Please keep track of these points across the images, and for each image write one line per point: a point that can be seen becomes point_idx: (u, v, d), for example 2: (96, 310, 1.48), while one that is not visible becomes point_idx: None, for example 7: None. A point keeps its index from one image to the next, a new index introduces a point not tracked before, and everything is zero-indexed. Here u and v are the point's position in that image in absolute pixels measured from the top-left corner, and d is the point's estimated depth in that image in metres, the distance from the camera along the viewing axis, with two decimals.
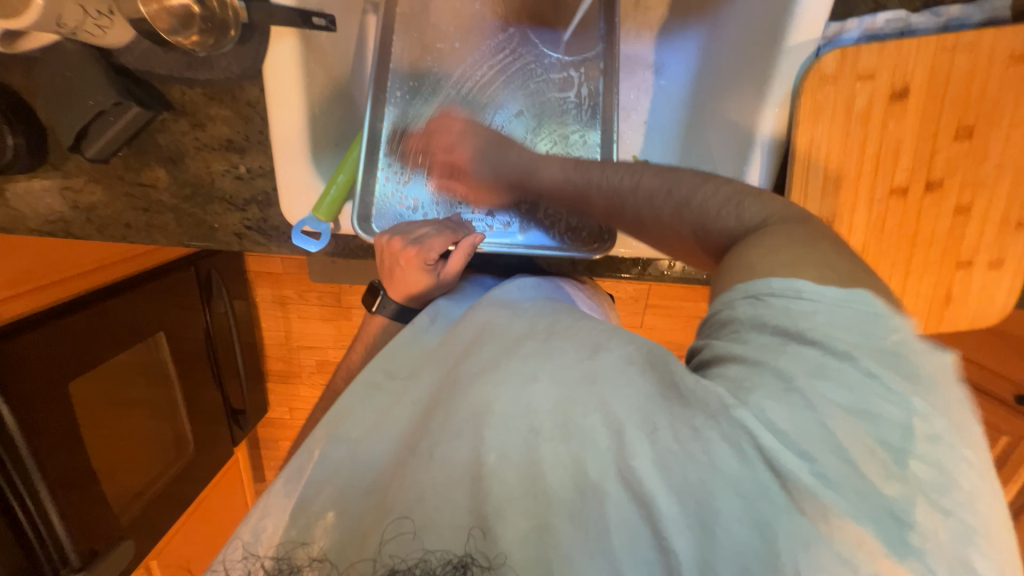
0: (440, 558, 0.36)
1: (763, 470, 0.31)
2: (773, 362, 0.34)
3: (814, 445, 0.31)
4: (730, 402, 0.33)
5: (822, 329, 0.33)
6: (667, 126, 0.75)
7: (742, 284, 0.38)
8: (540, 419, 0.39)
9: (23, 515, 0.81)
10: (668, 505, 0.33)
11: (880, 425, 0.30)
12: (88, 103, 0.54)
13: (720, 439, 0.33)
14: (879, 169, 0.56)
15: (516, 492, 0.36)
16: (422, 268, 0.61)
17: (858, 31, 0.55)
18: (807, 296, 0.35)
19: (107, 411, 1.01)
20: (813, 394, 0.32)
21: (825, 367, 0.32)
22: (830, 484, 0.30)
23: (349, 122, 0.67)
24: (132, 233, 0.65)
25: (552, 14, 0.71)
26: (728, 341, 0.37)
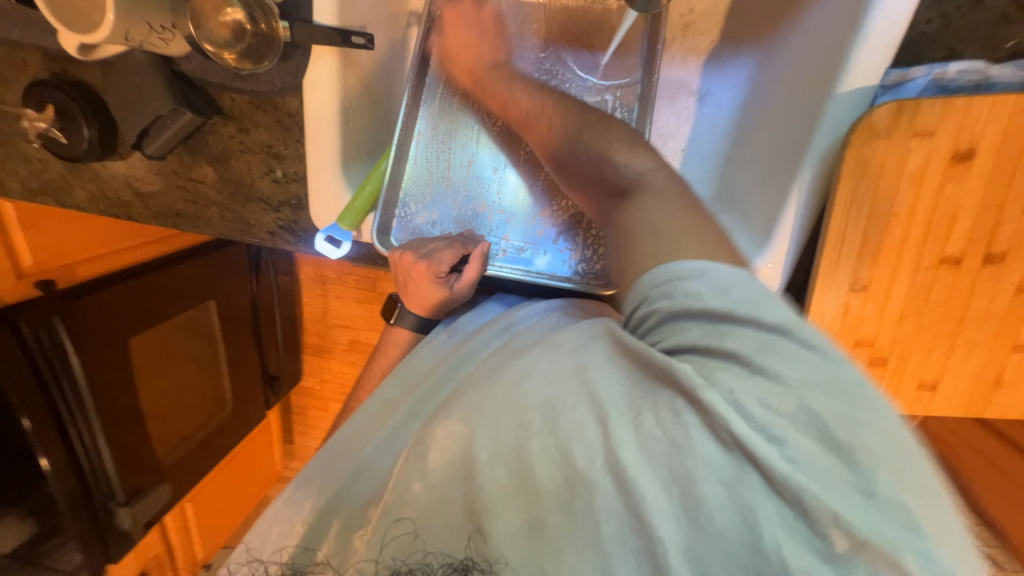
0: (439, 557, 0.41)
1: (738, 454, 0.30)
2: (720, 346, 0.34)
3: (784, 428, 0.30)
4: (698, 383, 0.32)
5: (749, 307, 0.35)
6: (707, 158, 0.71)
7: (650, 277, 0.40)
8: (531, 413, 0.39)
9: (82, 451, 0.95)
10: (653, 493, 0.32)
11: (836, 396, 0.30)
12: (149, 107, 0.60)
13: (698, 423, 0.32)
14: (928, 235, 0.51)
15: (507, 487, 0.38)
16: (434, 282, 0.63)
17: (925, 80, 0.51)
18: (711, 275, 0.37)
19: (160, 363, 1.15)
20: (774, 372, 0.31)
21: (769, 343, 0.33)
22: (802, 467, 0.29)
23: (383, 134, 0.70)
24: (181, 222, 0.71)
25: (592, 36, 0.69)
26: (663, 333, 0.38)
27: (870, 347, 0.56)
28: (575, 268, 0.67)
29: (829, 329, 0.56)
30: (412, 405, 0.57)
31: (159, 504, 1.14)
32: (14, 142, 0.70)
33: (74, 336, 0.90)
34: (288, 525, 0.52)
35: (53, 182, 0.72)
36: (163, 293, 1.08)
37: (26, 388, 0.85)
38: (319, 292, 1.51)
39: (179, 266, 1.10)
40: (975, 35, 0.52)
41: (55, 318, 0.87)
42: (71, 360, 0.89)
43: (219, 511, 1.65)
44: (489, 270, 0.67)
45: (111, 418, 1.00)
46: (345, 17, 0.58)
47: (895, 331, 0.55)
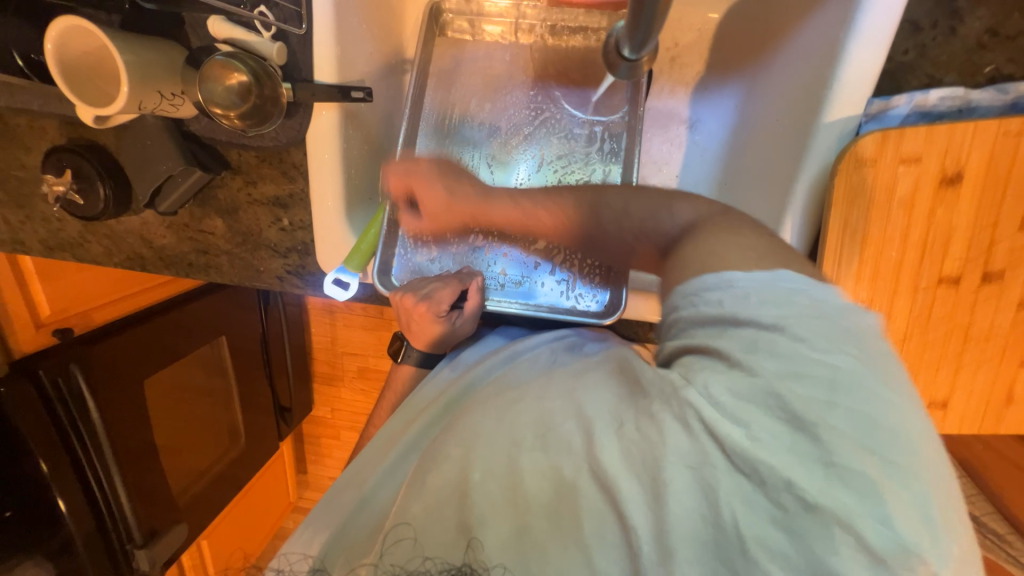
0: (438, 564, 0.38)
1: (706, 440, 0.33)
2: (718, 346, 0.36)
3: (752, 415, 0.32)
4: (679, 383, 0.35)
5: (754, 306, 0.35)
6: (701, 183, 0.73)
7: (682, 287, 0.41)
8: (522, 430, 0.39)
9: (101, 496, 0.97)
10: (629, 488, 0.34)
11: (815, 385, 0.31)
12: (161, 168, 0.63)
13: (670, 416, 0.35)
14: (924, 257, 0.52)
15: (501, 500, 0.37)
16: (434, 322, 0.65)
17: (908, 107, 0.52)
18: (739, 281, 0.37)
19: (174, 399, 1.17)
20: (753, 366, 0.33)
21: (755, 342, 0.34)
22: (765, 448, 0.31)
23: (382, 177, 0.72)
24: (193, 271, 0.73)
25: (580, 73, 0.71)
26: (680, 338, 0.39)
27: None
28: (573, 299, 0.68)
29: None
30: (409, 441, 0.56)
31: (177, 544, 1.15)
32: (34, 204, 0.74)
33: (90, 382, 0.92)
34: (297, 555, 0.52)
35: (71, 239, 0.75)
36: (178, 333, 1.10)
37: (47, 437, 0.87)
38: (327, 322, 1.54)
39: (196, 302, 1.14)
40: (954, 62, 0.53)
41: (72, 365, 0.89)
42: (90, 409, 0.91)
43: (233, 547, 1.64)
44: (487, 307, 0.68)
45: (128, 460, 1.02)
46: (344, 73, 0.61)
47: (900, 351, 0.55)
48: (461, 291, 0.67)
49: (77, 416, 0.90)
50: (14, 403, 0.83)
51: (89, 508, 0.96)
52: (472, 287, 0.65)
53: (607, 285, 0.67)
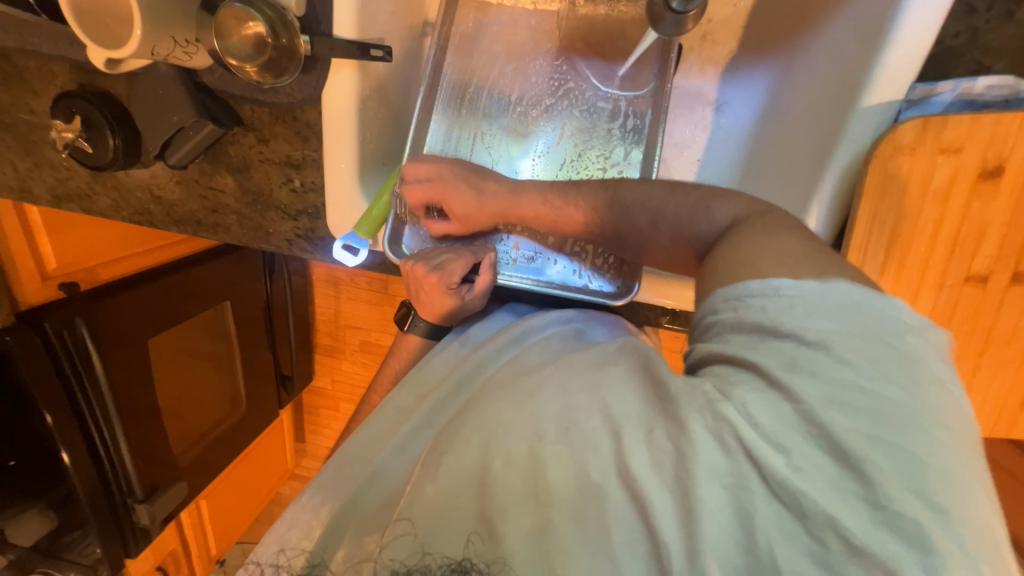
0: (439, 558, 0.42)
1: (743, 462, 0.32)
2: (753, 360, 0.34)
3: (795, 443, 0.31)
4: (715, 397, 0.34)
5: (798, 320, 0.33)
6: (723, 168, 0.70)
7: (723, 290, 0.38)
8: (545, 424, 0.41)
9: (103, 449, 0.99)
10: (658, 499, 0.34)
11: (864, 419, 0.29)
12: (172, 120, 0.61)
13: (703, 430, 0.34)
14: (953, 253, 0.50)
15: (520, 491, 0.40)
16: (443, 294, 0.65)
17: (952, 95, 0.50)
18: (785, 291, 0.35)
19: (178, 361, 1.17)
20: (795, 388, 0.31)
21: (798, 359, 0.32)
22: (806, 481, 0.30)
23: (397, 143, 0.70)
24: (201, 228, 0.72)
25: (607, 44, 0.69)
26: (714, 343, 0.38)
27: None
28: (585, 278, 0.67)
29: None
30: (424, 413, 0.58)
31: (177, 500, 1.16)
32: (42, 150, 0.72)
33: (95, 338, 0.92)
34: (303, 531, 0.53)
35: (78, 189, 0.73)
36: (180, 295, 1.10)
37: (51, 387, 0.87)
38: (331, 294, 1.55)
39: (198, 267, 1.12)
40: (1007, 49, 0.51)
41: (78, 319, 0.90)
42: (94, 362, 0.92)
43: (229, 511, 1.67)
44: (498, 282, 0.67)
45: (129, 418, 1.02)
46: (365, 31, 0.59)
47: None
48: (473, 265, 0.66)
49: (82, 371, 0.91)
50: (20, 355, 0.83)
51: (92, 461, 0.98)
52: (485, 260, 0.64)
53: (619, 266, 0.66)
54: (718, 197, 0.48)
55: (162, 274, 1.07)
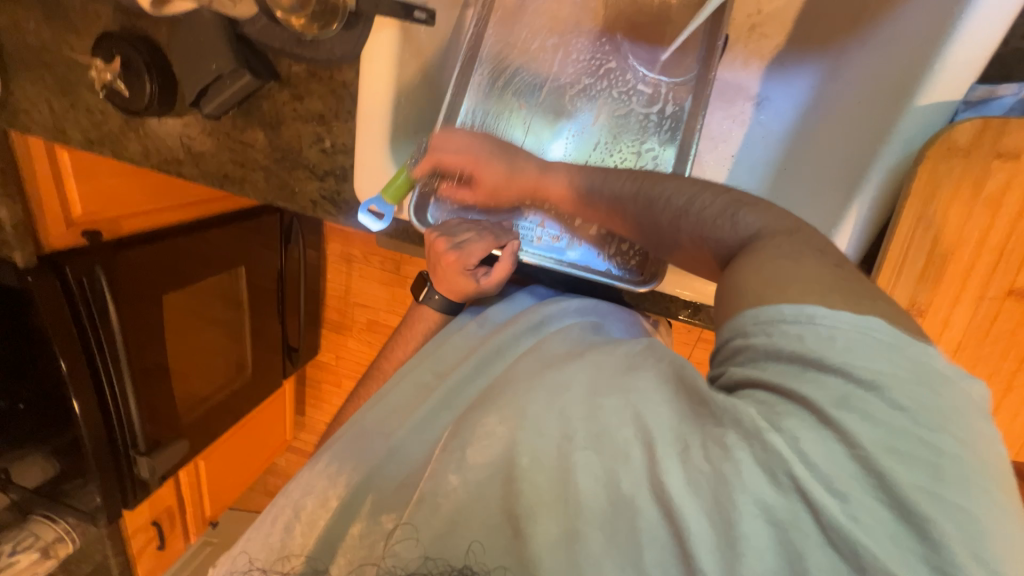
0: (439, 565, 0.46)
1: (797, 500, 0.32)
2: (797, 390, 0.34)
3: (849, 485, 0.31)
4: (762, 425, 0.34)
5: (843, 356, 0.33)
6: (760, 165, 0.68)
7: (752, 313, 0.39)
8: (574, 426, 0.44)
9: (110, 400, 0.99)
10: (693, 520, 0.35)
11: (920, 471, 0.30)
12: (211, 67, 0.61)
13: (751, 460, 0.34)
14: (998, 265, 0.48)
15: (548, 495, 0.42)
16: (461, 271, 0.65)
17: (1013, 99, 0.49)
18: (823, 320, 0.35)
19: (187, 325, 1.16)
20: (850, 431, 0.32)
21: (848, 397, 0.32)
22: (860, 525, 0.30)
23: (431, 112, 0.69)
24: (228, 183, 0.72)
25: (650, 28, 0.67)
26: (746, 366, 0.38)
27: None
28: (609, 261, 0.66)
29: None
30: (445, 393, 0.62)
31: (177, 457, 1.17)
32: (79, 92, 0.73)
33: (113, 287, 0.93)
34: (319, 499, 0.58)
35: (112, 134, 0.74)
36: (197, 254, 1.10)
37: (67, 333, 0.89)
38: (344, 270, 1.60)
39: (217, 230, 1.14)
40: None
41: (97, 267, 0.90)
42: (109, 311, 0.92)
43: (228, 476, 1.69)
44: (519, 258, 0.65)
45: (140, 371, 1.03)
46: None
47: (948, 362, 0.52)
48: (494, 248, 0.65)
49: (97, 318, 0.91)
50: (40, 296, 0.85)
51: (100, 412, 0.99)
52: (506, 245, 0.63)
53: (642, 260, 0.64)
54: (746, 207, 0.48)
55: (183, 232, 1.08)
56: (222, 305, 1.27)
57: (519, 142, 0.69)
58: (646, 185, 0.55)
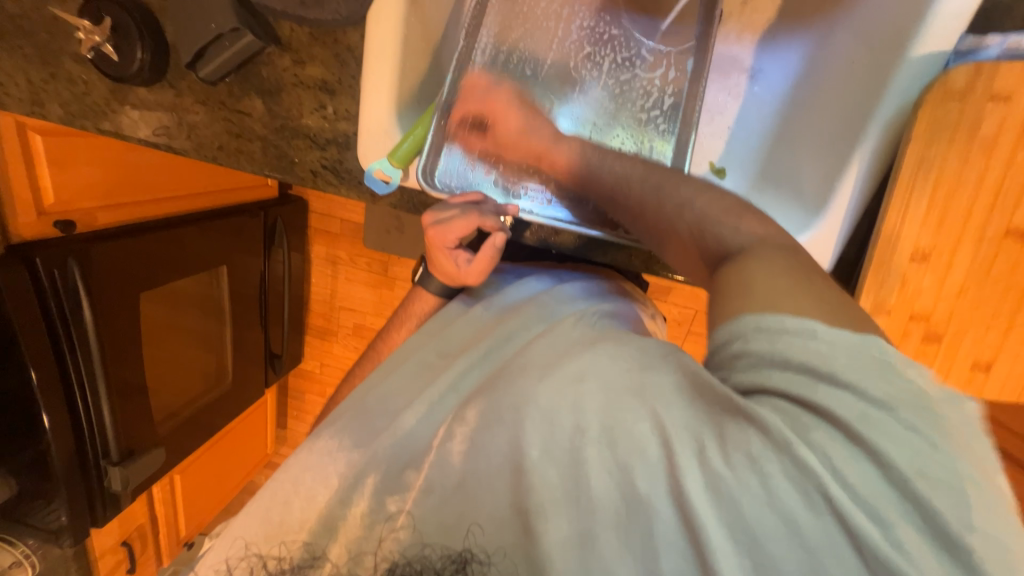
0: (438, 548, 0.45)
1: (829, 519, 0.30)
2: (816, 406, 0.31)
3: (889, 508, 0.29)
4: (791, 440, 0.31)
5: (851, 371, 0.31)
6: (755, 134, 0.71)
7: (747, 317, 0.36)
8: (586, 418, 0.42)
9: (82, 406, 0.90)
10: (718, 535, 0.33)
11: (950, 496, 0.27)
12: (210, 26, 0.60)
13: (780, 475, 0.32)
14: (994, 206, 0.51)
15: (559, 491, 0.41)
16: (447, 249, 0.62)
17: (999, 49, 0.51)
18: (821, 337, 0.32)
19: (162, 334, 1.07)
20: (876, 452, 0.29)
21: (871, 415, 0.29)
22: (910, 559, 0.28)
23: (433, 83, 0.69)
24: (222, 155, 0.70)
25: (650, 2, 0.70)
26: (749, 372, 0.35)
27: (925, 321, 0.55)
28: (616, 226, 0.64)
29: (885, 298, 0.54)
30: (451, 379, 0.57)
31: (153, 468, 1.07)
32: (60, 61, 0.69)
33: (89, 283, 0.85)
34: (320, 475, 0.55)
35: (94, 105, 0.70)
36: (178, 254, 1.03)
37: (34, 329, 0.79)
38: (329, 273, 1.56)
39: (190, 232, 1.05)
40: None
41: (71, 260, 0.82)
42: (85, 312, 0.84)
43: (210, 493, 1.56)
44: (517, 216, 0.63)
45: (120, 379, 0.95)
46: None
47: (952, 306, 0.54)
48: (479, 228, 0.60)
49: (69, 315, 0.83)
50: (5, 287, 0.75)
51: (71, 425, 0.90)
52: (511, 214, 0.61)
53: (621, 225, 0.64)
54: (751, 212, 0.46)
55: (161, 228, 1.00)
56: (202, 314, 1.18)
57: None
58: (655, 173, 0.54)
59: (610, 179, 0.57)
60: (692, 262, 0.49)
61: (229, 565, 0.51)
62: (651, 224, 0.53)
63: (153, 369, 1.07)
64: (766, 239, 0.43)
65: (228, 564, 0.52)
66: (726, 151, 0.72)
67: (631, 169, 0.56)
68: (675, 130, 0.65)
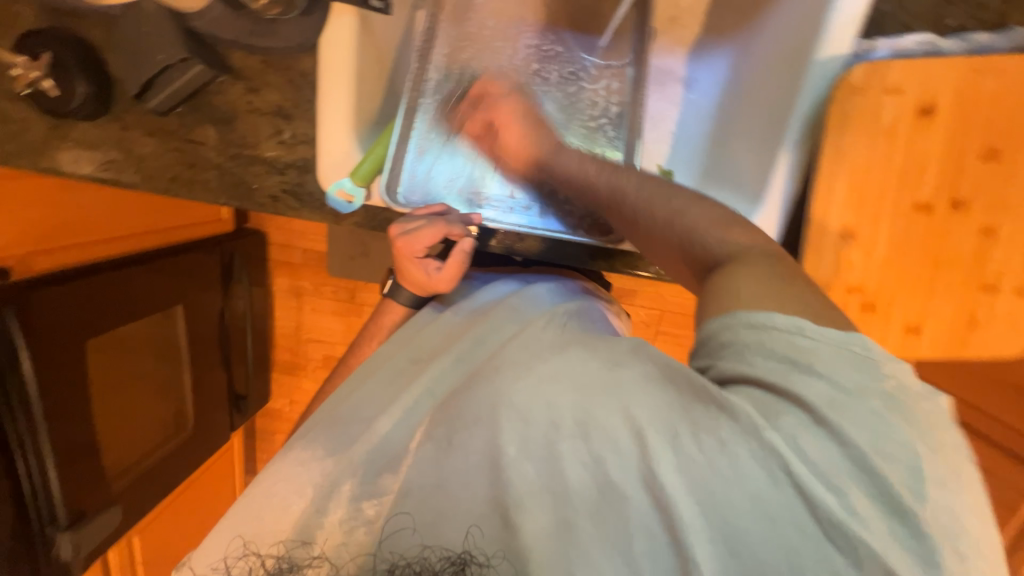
0: (438, 550, 0.44)
1: (790, 492, 0.33)
2: (791, 392, 0.34)
3: (845, 480, 0.32)
4: (761, 424, 0.34)
5: (831, 363, 0.34)
6: (695, 137, 0.77)
7: (739, 312, 0.38)
8: (562, 414, 0.42)
9: (22, 471, 0.81)
10: (689, 514, 0.35)
11: (901, 469, 0.31)
12: (158, 57, 0.60)
13: (748, 456, 0.34)
14: (903, 183, 0.58)
15: (536, 484, 0.42)
16: (416, 258, 0.63)
17: (887, 50, 0.59)
18: (807, 334, 0.35)
19: (113, 384, 1.00)
20: (840, 432, 0.32)
21: (840, 400, 0.33)
22: (861, 522, 0.31)
23: (390, 105, 0.71)
24: (174, 187, 0.68)
25: (587, 22, 0.75)
26: (731, 361, 0.37)
27: (861, 292, 0.60)
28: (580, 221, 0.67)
29: (823, 272, 0.60)
30: (427, 383, 0.56)
31: (107, 532, 0.98)
32: None
33: (28, 331, 0.78)
34: (292, 491, 0.51)
35: (32, 143, 0.67)
36: (129, 294, 0.97)
37: None
38: (293, 305, 1.52)
39: (140, 271, 1.00)
40: (925, 13, 0.61)
41: (9, 312, 0.75)
42: (23, 364, 0.77)
43: (167, 558, 1.39)
44: (481, 225, 0.66)
45: (65, 436, 0.87)
46: None
47: (881, 275, 0.60)
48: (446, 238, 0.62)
49: (4, 370, 0.75)
50: None
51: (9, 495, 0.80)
52: (477, 223, 0.64)
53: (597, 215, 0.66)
54: (738, 224, 0.46)
55: (104, 270, 0.94)
56: (156, 359, 1.11)
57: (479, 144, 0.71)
58: (653, 184, 0.52)
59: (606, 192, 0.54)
60: (681, 271, 0.49)
61: (226, 565, 0.48)
62: (646, 240, 0.51)
63: (104, 423, 0.99)
64: (753, 247, 0.43)
65: (226, 563, 0.49)
66: (671, 154, 0.78)
67: (628, 184, 0.53)
68: (622, 137, 0.70)
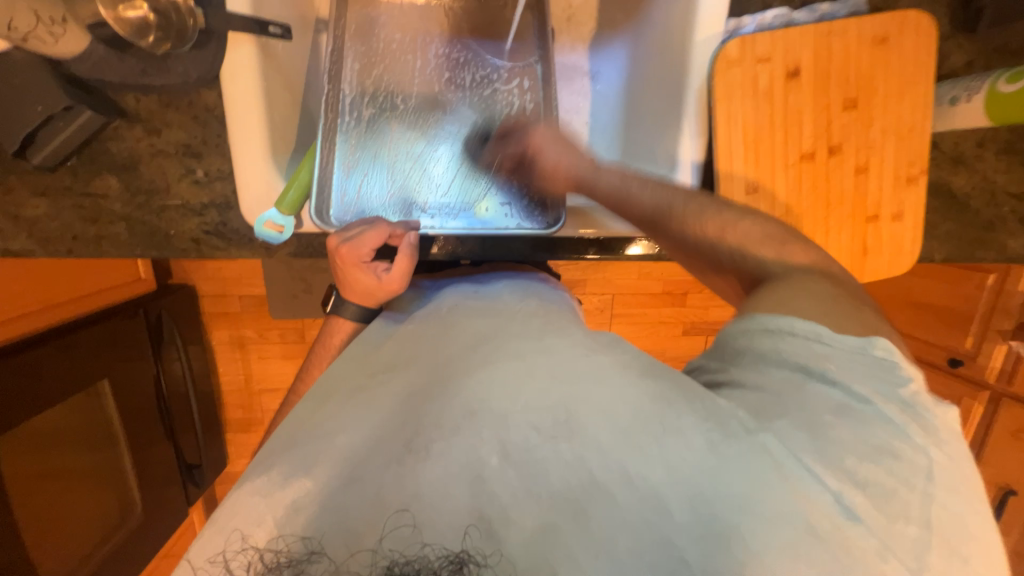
0: (438, 549, 0.35)
1: (776, 483, 0.35)
2: (795, 396, 0.39)
3: (840, 478, 0.35)
4: (753, 427, 0.37)
5: (840, 372, 0.39)
6: (609, 123, 0.82)
7: (761, 321, 0.43)
8: (539, 417, 0.40)
9: None
10: (677, 508, 0.35)
11: (890, 465, 0.35)
12: (36, 108, 0.55)
13: (739, 456, 0.36)
14: (788, 136, 0.66)
15: (518, 489, 0.37)
16: (363, 264, 0.61)
17: (753, 27, 0.66)
18: (827, 341, 0.40)
19: (34, 484, 0.88)
20: (836, 431, 0.37)
21: (847, 406, 0.38)
22: (851, 516, 0.34)
23: (306, 130, 0.70)
24: (79, 246, 0.63)
25: (491, 27, 0.78)
26: (746, 368, 0.42)
27: None
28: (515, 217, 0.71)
29: None
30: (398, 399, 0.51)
31: None
32: None
33: None
34: (254, 514, 0.39)
35: None
36: (42, 376, 0.87)
37: None
38: (238, 357, 1.42)
39: (53, 350, 0.89)
40: None
41: None
42: None
43: None
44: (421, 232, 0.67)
45: None
46: (259, 8, 0.60)
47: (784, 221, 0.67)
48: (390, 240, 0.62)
49: None
50: None
51: None
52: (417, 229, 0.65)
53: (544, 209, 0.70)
54: (789, 239, 0.52)
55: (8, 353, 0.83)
56: (83, 447, 0.99)
57: (405, 171, 0.72)
58: (692, 200, 0.56)
59: (651, 207, 0.57)
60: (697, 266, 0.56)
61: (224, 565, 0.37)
62: (684, 248, 0.56)
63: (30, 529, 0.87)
64: (793, 265, 0.49)
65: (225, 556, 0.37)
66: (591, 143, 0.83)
67: (670, 198, 0.57)
68: None
